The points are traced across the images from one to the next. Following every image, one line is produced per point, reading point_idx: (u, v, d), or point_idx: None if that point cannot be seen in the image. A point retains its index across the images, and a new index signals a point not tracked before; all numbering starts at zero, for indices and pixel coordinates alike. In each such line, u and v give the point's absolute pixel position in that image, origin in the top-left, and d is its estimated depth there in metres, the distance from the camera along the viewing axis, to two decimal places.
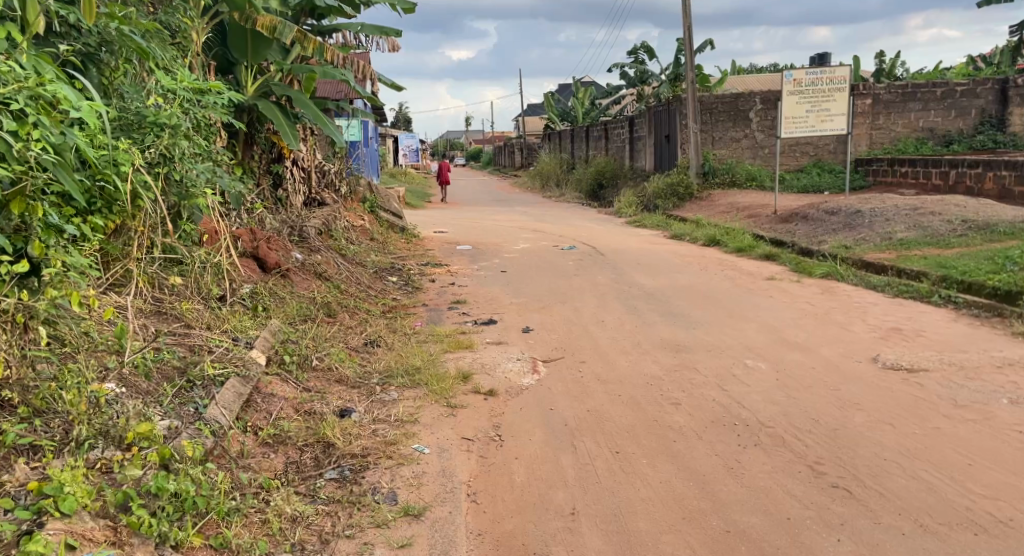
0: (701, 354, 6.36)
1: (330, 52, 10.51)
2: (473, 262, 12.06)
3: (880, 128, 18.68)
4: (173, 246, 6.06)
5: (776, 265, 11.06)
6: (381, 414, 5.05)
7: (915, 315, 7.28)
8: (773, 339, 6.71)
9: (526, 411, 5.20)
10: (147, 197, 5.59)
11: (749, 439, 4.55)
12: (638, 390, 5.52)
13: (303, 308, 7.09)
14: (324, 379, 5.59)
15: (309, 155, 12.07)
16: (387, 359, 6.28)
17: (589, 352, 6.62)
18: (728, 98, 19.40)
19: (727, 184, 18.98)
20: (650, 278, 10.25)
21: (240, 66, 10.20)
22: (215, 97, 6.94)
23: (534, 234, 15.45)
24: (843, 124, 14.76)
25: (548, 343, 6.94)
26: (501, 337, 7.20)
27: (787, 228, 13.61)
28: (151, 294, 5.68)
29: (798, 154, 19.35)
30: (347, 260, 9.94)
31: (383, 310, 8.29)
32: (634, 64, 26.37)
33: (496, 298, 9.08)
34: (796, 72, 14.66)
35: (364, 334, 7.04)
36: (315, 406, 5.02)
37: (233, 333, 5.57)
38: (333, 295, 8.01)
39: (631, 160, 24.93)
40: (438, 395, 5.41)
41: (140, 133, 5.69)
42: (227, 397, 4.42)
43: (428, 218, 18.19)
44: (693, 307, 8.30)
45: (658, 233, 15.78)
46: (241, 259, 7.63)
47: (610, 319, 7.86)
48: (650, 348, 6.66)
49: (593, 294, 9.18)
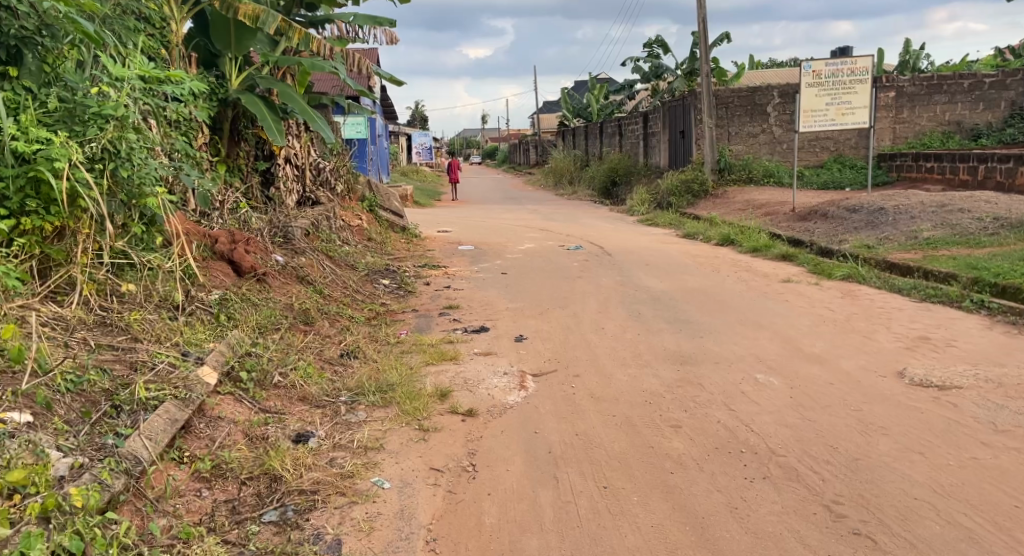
0: (707, 367, 5.75)
1: (315, 42, 9.92)
2: (473, 263, 11.50)
3: (904, 121, 17.95)
4: (123, 250, 5.51)
5: (793, 266, 10.42)
6: (342, 439, 4.47)
7: (945, 322, 6.63)
8: (788, 350, 6.09)
9: (506, 435, 4.61)
10: (89, 197, 5.14)
11: (757, 471, 3.93)
12: (634, 410, 4.93)
13: (276, 315, 6.57)
14: (285, 398, 5.02)
15: (303, 151, 11.52)
16: (362, 373, 5.71)
17: (584, 364, 6.02)
18: (745, 92, 18.77)
19: (743, 181, 18.32)
20: (659, 280, 9.64)
21: (224, 58, 9.66)
22: (171, 88, 6.48)
23: (542, 233, 14.86)
24: (866, 117, 14.06)
25: (541, 354, 6.36)
26: (490, 347, 6.63)
27: (805, 226, 12.96)
28: (96, 303, 5.16)
29: (818, 149, 18.65)
30: (336, 262, 9.40)
31: (368, 316, 7.73)
32: (649, 58, 25.75)
33: (492, 302, 8.52)
34: (816, 63, 14.01)
35: (342, 344, 6.50)
36: (268, 431, 4.46)
37: (184, 348, 5.04)
38: (313, 300, 7.47)
39: (644, 157, 24.29)
40: (410, 417, 4.83)
41: (82, 125, 5.26)
42: (158, 424, 3.86)
43: (433, 217, 17.65)
44: (702, 313, 7.68)
45: (671, 232, 15.17)
46: (212, 262, 7.12)
47: (610, 326, 7.26)
48: (651, 360, 6.06)
49: (595, 298, 8.59)
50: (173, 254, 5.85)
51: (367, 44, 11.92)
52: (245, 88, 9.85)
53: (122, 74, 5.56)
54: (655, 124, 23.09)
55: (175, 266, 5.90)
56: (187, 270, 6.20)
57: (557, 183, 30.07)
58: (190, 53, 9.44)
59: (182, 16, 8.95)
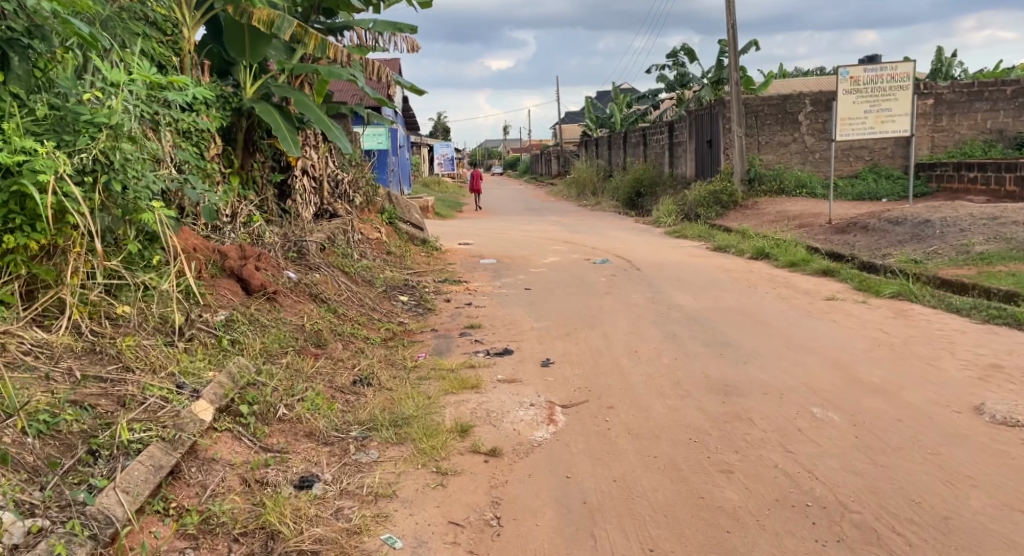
0: (755, 399, 5.22)
1: (333, 48, 9.46)
2: (495, 278, 11.02)
3: (942, 130, 17.35)
4: (116, 269, 5.01)
5: (836, 281, 9.88)
6: (351, 484, 3.99)
7: (1015, 347, 6.09)
8: (844, 379, 5.55)
9: (535, 480, 4.11)
10: (80, 213, 4.68)
11: (828, 532, 3.45)
12: (677, 450, 4.41)
13: (284, 338, 6.10)
14: (290, 434, 4.53)
15: (322, 163, 11.03)
16: (375, 404, 5.22)
17: (618, 394, 5.49)
18: (775, 100, 18.21)
19: (774, 192, 17.73)
20: (693, 297, 9.11)
21: (238, 66, 9.21)
22: (175, 94, 6.00)
23: (566, 246, 14.34)
24: (906, 125, 13.50)
25: (570, 381, 5.84)
26: (515, 373, 6.12)
27: (845, 239, 12.41)
28: (87, 327, 4.70)
29: (852, 159, 18.06)
30: (353, 277, 8.96)
31: (385, 336, 7.25)
32: (674, 66, 25.29)
33: (516, 321, 8.02)
34: (853, 69, 13.47)
35: (355, 370, 6.03)
36: (268, 474, 3.97)
37: (179, 378, 4.55)
38: (327, 320, 7.01)
39: (670, 167, 23.74)
40: (426, 457, 4.33)
41: (73, 135, 4.79)
42: (136, 474, 3.42)
43: (454, 229, 17.20)
44: (744, 335, 7.15)
45: (701, 244, 14.62)
46: (219, 280, 6.68)
47: (644, 349, 6.73)
48: (693, 390, 5.54)
49: (626, 317, 8.06)
50: (172, 274, 5.32)
51: (387, 51, 11.49)
52: (260, 97, 9.42)
53: (119, 80, 5.11)
54: (681, 133, 22.57)
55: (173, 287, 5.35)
56: (188, 290, 5.71)
57: (580, 194, 29.56)
58: (203, 60, 9.03)
59: (194, 22, 8.54)
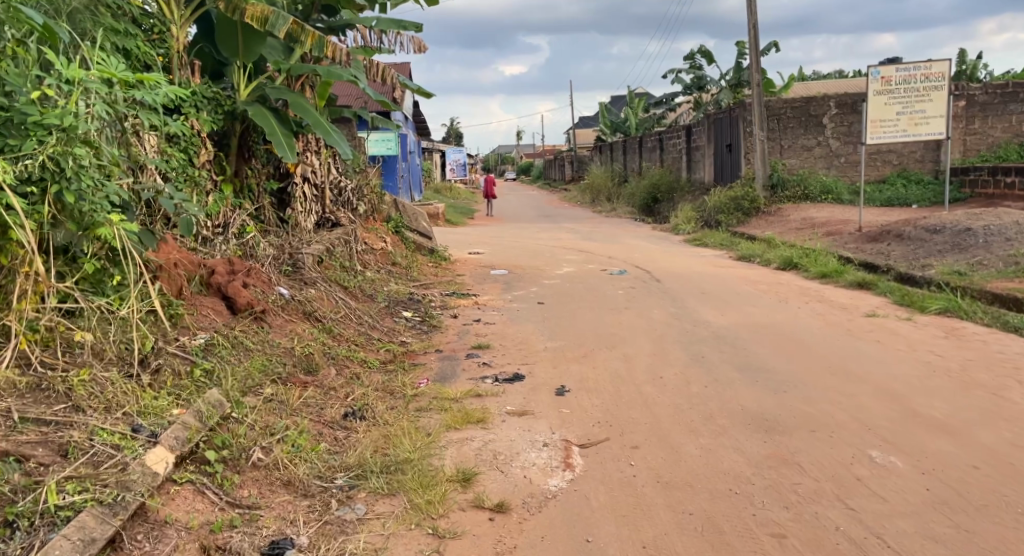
0: (802, 438, 4.60)
1: (331, 47, 8.91)
2: (507, 290, 10.41)
3: (975, 133, 16.62)
4: (69, 293, 4.37)
5: (874, 295, 9.25)
6: (329, 551, 3.44)
7: None
8: (900, 415, 4.91)
9: (550, 543, 3.54)
10: (26, 228, 4.07)
11: None
12: (716, 506, 3.79)
13: (268, 365, 5.47)
14: (264, 484, 3.88)
15: (323, 169, 10.40)
16: (367, 443, 4.58)
17: (643, 431, 4.84)
18: (798, 103, 17.50)
19: (798, 198, 17.01)
20: (719, 313, 8.45)
21: (232, 66, 8.61)
22: (148, 94, 5.33)
23: (581, 255, 13.70)
24: (941, 127, 12.78)
25: (588, 414, 5.19)
26: (526, 403, 5.46)
27: (878, 248, 11.78)
28: (36, 357, 4.07)
29: (879, 163, 17.34)
30: (352, 292, 8.35)
31: (385, 359, 6.63)
32: (690, 69, 24.59)
33: (527, 341, 7.37)
34: (884, 69, 12.78)
35: (347, 401, 5.39)
36: (231, 539, 3.41)
37: (137, 418, 3.91)
38: (320, 341, 6.39)
39: (687, 172, 23.06)
40: (420, 515, 3.72)
41: (21, 140, 4.19)
42: (55, 553, 2.93)
43: (464, 238, 16.60)
44: (780, 357, 6.50)
45: (723, 253, 13.92)
46: (202, 299, 6.08)
47: (670, 375, 6.07)
48: (729, 425, 4.90)
49: (648, 336, 7.40)
50: (130, 301, 4.61)
51: (391, 52, 10.89)
52: (254, 99, 8.80)
53: (75, 76, 4.45)
54: (699, 138, 21.86)
55: (134, 312, 4.61)
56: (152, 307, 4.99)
57: (595, 200, 28.92)
58: (194, 60, 8.41)
59: (184, 19, 7.94)
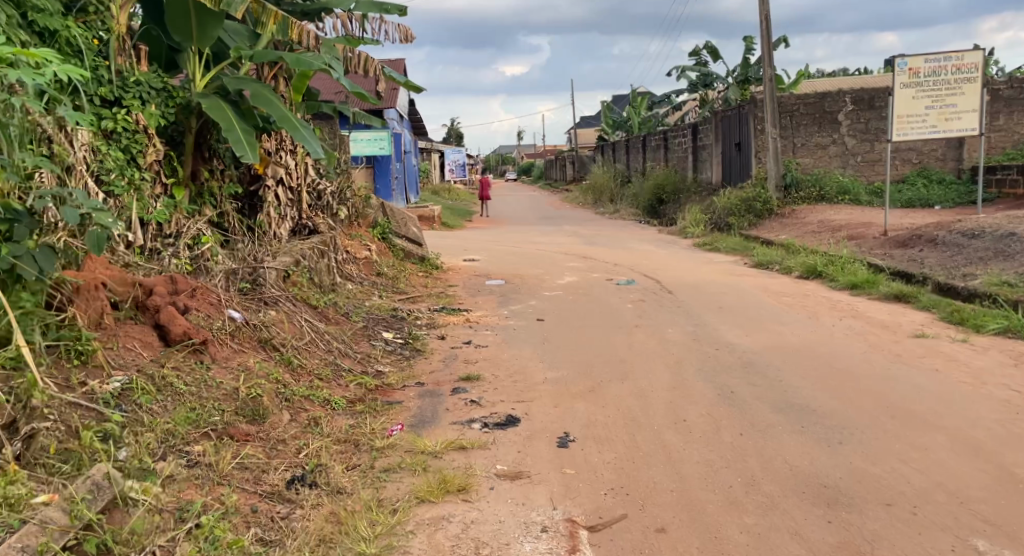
0: (877, 518, 3.61)
1: (299, 31, 7.68)
2: (502, 304, 9.33)
3: (999, 130, 15.56)
4: None
5: (915, 310, 8.18)
6: None
7: None
8: (995, 481, 3.93)
9: None
10: None
11: None
12: None
13: (198, 414, 4.36)
14: None
15: (299, 170, 9.28)
16: (311, 527, 3.54)
17: (671, 502, 3.81)
18: (812, 99, 16.37)
19: (814, 200, 15.86)
20: (744, 332, 7.36)
21: (187, 53, 7.44)
22: (34, 72, 4.24)
23: (584, 262, 12.61)
24: (975, 122, 11.65)
25: (599, 475, 4.13)
26: (520, 461, 4.37)
27: (909, 254, 10.70)
28: None
29: (898, 161, 16.24)
30: (323, 310, 7.27)
31: (354, 398, 5.53)
32: (695, 66, 23.50)
33: (523, 370, 6.30)
34: (912, 59, 11.66)
35: (297, 460, 4.30)
36: None
37: None
38: (275, 377, 5.26)
39: (694, 172, 21.95)
40: None
41: None
42: None
43: (458, 242, 15.48)
44: (826, 391, 5.45)
45: (737, 259, 12.82)
46: (130, 327, 4.98)
47: (695, 418, 4.98)
48: (780, 491, 3.88)
49: (665, 364, 6.31)
50: None
51: (373, 41, 9.80)
52: (213, 91, 7.60)
53: None
54: (706, 137, 20.76)
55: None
56: (19, 358, 3.78)
57: (597, 201, 27.76)
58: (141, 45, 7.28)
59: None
